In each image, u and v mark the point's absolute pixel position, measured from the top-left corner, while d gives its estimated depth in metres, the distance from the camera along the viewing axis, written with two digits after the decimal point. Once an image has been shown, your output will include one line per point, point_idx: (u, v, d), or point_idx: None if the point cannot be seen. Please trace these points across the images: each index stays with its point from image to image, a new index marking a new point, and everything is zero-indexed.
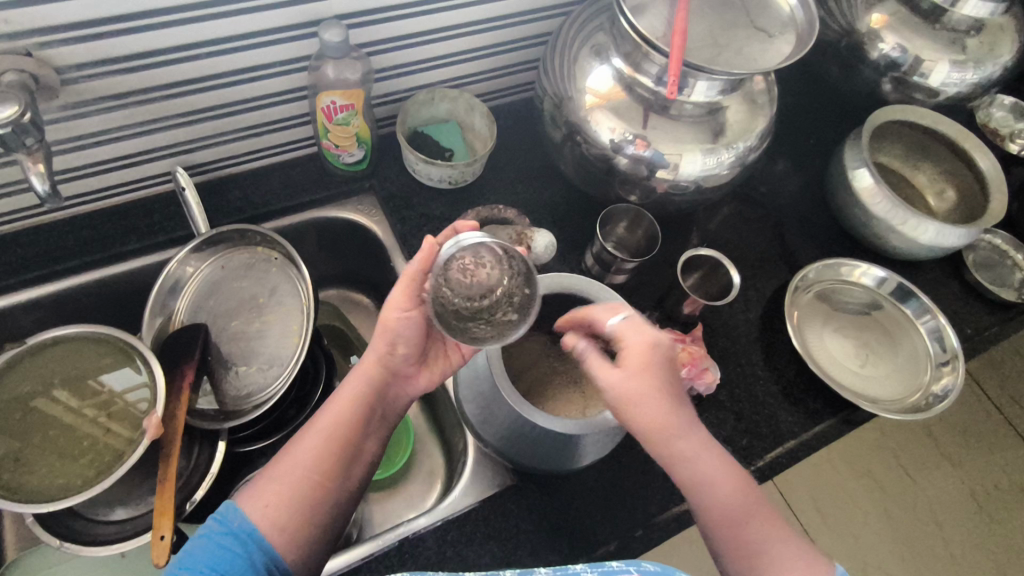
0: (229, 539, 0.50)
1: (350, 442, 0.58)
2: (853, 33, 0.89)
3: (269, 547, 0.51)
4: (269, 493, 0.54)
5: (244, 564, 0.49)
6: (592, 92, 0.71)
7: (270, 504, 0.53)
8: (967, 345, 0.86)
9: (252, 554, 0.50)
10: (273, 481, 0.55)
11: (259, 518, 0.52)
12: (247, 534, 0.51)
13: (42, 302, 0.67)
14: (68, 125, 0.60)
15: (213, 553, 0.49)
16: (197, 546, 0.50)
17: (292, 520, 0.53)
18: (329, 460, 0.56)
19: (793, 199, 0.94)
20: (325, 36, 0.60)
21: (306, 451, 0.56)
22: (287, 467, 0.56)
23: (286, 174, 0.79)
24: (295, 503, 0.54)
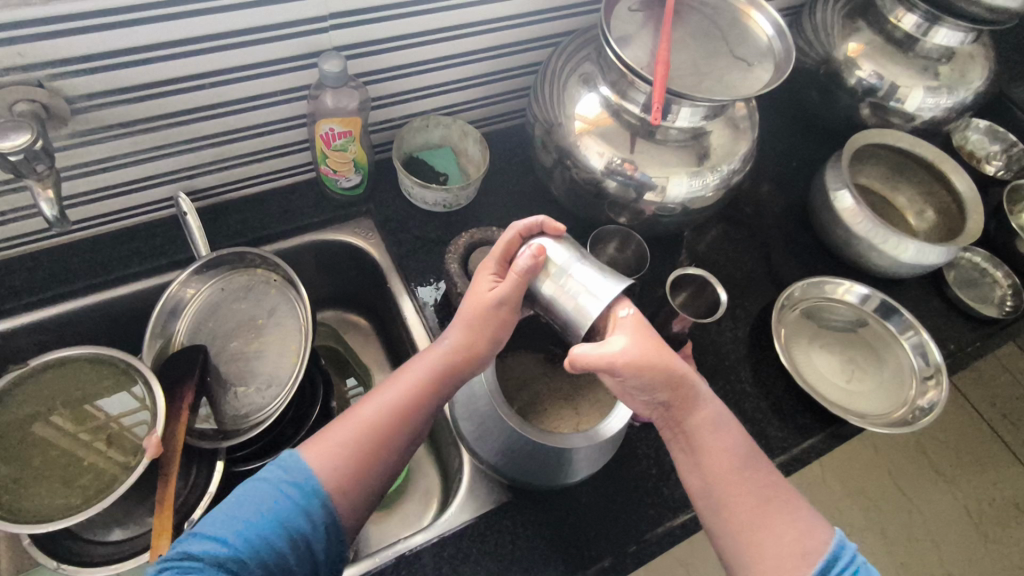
0: (293, 489, 0.52)
1: (422, 417, 0.59)
2: (831, 61, 0.93)
3: (330, 506, 0.52)
4: (335, 454, 0.54)
5: (300, 516, 0.51)
6: (580, 118, 0.74)
7: (339, 465, 0.54)
8: (951, 359, 0.88)
9: (312, 507, 0.52)
10: (335, 441, 0.55)
11: (326, 476, 0.53)
12: (307, 483, 0.52)
13: (44, 325, 0.68)
14: (76, 152, 0.62)
15: (274, 502, 0.51)
16: (258, 489, 0.51)
17: (356, 482, 0.54)
18: (396, 431, 0.57)
19: (778, 221, 0.96)
20: (325, 66, 0.63)
21: (376, 416, 0.57)
22: (356, 428, 0.56)
23: (285, 199, 0.81)
24: (358, 468, 0.54)
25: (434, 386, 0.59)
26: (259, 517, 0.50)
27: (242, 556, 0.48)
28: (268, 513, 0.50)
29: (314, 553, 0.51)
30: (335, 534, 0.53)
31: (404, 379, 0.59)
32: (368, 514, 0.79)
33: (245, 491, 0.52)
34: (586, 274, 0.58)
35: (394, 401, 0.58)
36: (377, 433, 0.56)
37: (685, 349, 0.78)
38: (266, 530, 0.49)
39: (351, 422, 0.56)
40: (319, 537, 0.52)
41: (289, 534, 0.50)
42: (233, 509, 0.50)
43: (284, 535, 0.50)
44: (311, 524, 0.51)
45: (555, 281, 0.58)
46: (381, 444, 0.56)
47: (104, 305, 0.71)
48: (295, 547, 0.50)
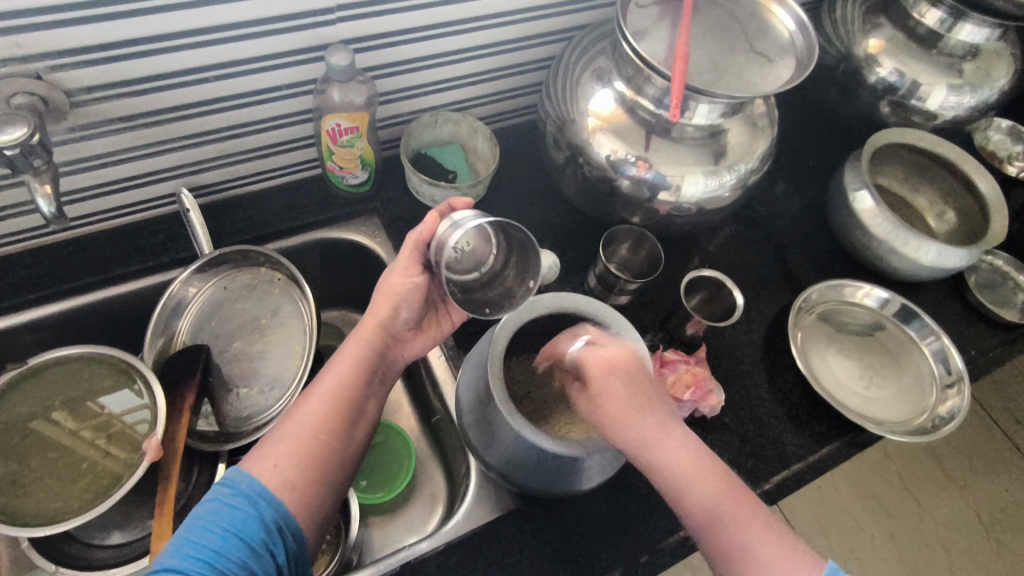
0: (238, 500, 0.50)
1: (357, 405, 0.59)
2: (851, 58, 0.91)
3: (280, 505, 0.51)
4: (280, 457, 0.54)
5: (253, 524, 0.49)
6: (594, 114, 0.72)
7: (279, 463, 0.53)
8: (972, 366, 0.85)
9: (263, 512, 0.50)
10: (277, 448, 0.54)
11: (267, 477, 0.52)
12: (250, 489, 0.51)
13: (43, 323, 0.67)
14: (76, 146, 0.61)
15: (222, 516, 0.49)
16: (207, 509, 0.49)
17: (307, 479, 0.54)
18: (340, 420, 0.57)
19: (794, 221, 0.94)
20: (332, 60, 0.61)
21: (317, 412, 0.57)
22: (294, 424, 0.56)
23: (290, 196, 0.79)
24: (301, 461, 0.54)
25: (362, 372, 0.60)
26: (212, 535, 0.48)
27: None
28: (221, 529, 0.48)
29: (277, 558, 0.50)
30: (291, 535, 0.52)
31: (337, 367, 0.60)
32: (372, 517, 0.78)
33: (194, 513, 0.50)
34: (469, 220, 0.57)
35: (323, 393, 0.58)
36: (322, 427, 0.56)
37: (699, 353, 0.76)
38: (223, 546, 0.47)
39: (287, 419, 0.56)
40: (277, 539, 0.50)
41: (248, 545, 0.48)
42: (182, 536, 0.48)
43: (245, 547, 0.48)
44: (265, 530, 0.50)
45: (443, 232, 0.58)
46: (328, 436, 0.56)
47: (105, 303, 0.69)
48: (259, 557, 0.48)
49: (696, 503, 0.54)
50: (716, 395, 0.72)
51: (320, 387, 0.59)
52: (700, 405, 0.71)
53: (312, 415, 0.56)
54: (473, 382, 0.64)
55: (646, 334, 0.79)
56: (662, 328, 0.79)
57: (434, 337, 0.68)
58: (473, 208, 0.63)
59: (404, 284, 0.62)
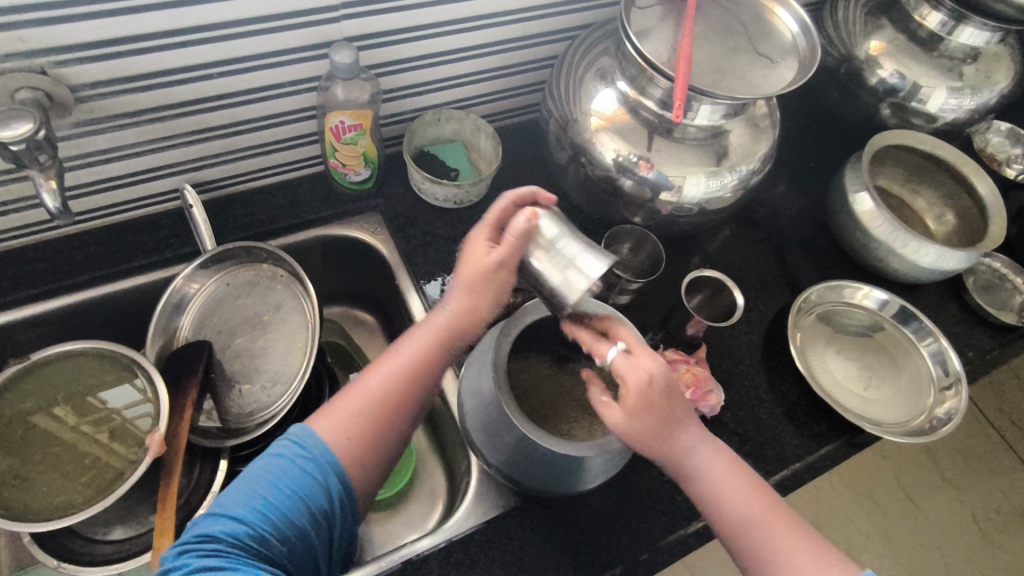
0: (307, 462, 0.50)
1: (429, 386, 0.56)
2: (852, 59, 0.91)
3: (346, 476, 0.51)
4: (339, 441, 0.52)
5: (318, 488, 0.50)
6: (597, 114, 0.72)
7: (350, 438, 0.52)
8: (969, 367, 0.86)
9: (329, 481, 0.50)
10: (337, 433, 0.52)
11: (339, 451, 0.51)
12: (323, 457, 0.51)
13: (45, 318, 0.67)
14: (79, 141, 0.60)
15: (290, 476, 0.50)
16: (277, 463, 0.50)
17: (364, 466, 0.52)
18: (400, 411, 0.55)
19: (794, 222, 0.95)
20: (337, 57, 0.61)
21: (378, 397, 0.54)
22: (365, 403, 0.54)
23: (293, 192, 0.79)
24: (372, 436, 0.53)
25: (437, 357, 0.56)
26: (276, 494, 0.49)
27: (262, 534, 0.48)
28: (286, 489, 0.49)
29: (331, 524, 0.51)
30: (351, 503, 0.52)
31: (412, 346, 0.56)
32: (373, 514, 0.78)
33: (265, 465, 0.50)
34: (575, 249, 0.53)
35: (399, 373, 0.55)
36: (382, 416, 0.54)
37: (700, 353, 0.76)
38: (285, 507, 0.49)
39: (357, 395, 0.54)
40: (337, 507, 0.51)
41: (309, 509, 0.49)
42: (251, 485, 0.49)
43: (305, 513, 0.49)
44: (328, 498, 0.50)
45: (542, 259, 0.54)
46: (386, 425, 0.54)
47: (107, 298, 0.69)
48: (317, 522, 0.50)
49: (721, 512, 0.55)
50: (716, 395, 0.72)
51: (392, 369, 0.55)
52: (700, 405, 0.71)
53: (371, 400, 0.54)
54: (475, 382, 0.64)
55: (647, 332, 0.80)
56: (663, 327, 0.80)
57: None
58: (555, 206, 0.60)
59: (497, 278, 0.55)
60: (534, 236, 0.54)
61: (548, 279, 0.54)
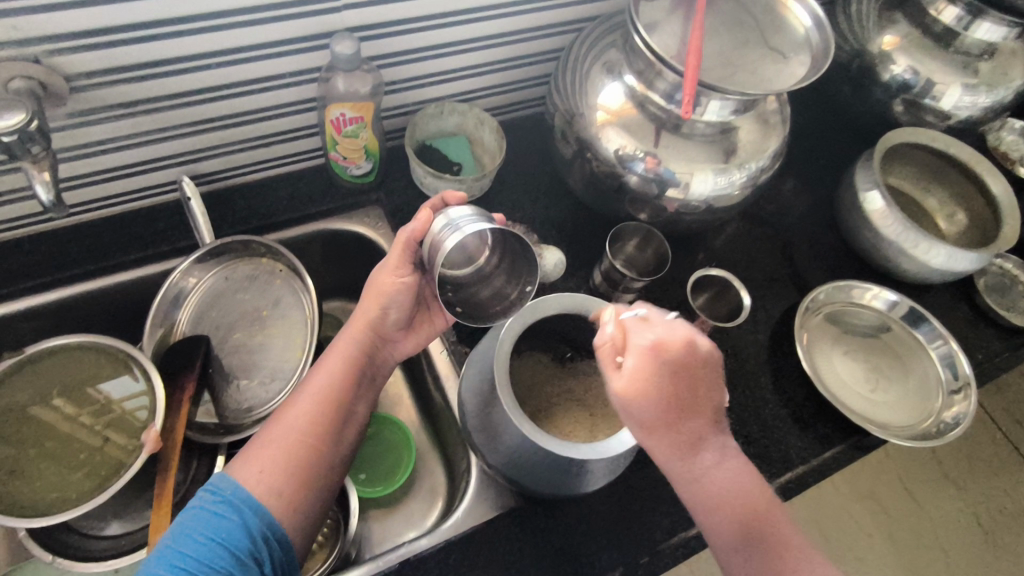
0: (221, 507, 0.50)
1: (345, 408, 0.60)
2: (864, 54, 0.89)
3: (264, 510, 0.51)
4: (267, 457, 0.54)
5: (237, 530, 0.49)
6: (603, 108, 0.70)
7: (264, 470, 0.53)
8: (978, 370, 0.84)
9: (247, 519, 0.50)
10: (265, 448, 0.55)
11: (254, 484, 0.52)
12: (234, 496, 0.51)
13: (41, 311, 0.66)
14: (75, 132, 0.59)
15: (205, 524, 0.49)
16: (190, 517, 0.50)
17: (291, 479, 0.54)
18: (324, 423, 0.58)
19: (802, 220, 0.93)
20: (337, 48, 0.60)
21: (303, 413, 0.57)
22: (280, 430, 0.56)
23: (293, 185, 0.78)
24: (291, 466, 0.54)
25: (346, 376, 0.60)
26: (194, 544, 0.48)
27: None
28: (202, 537, 0.48)
29: (262, 566, 0.49)
30: (281, 544, 0.52)
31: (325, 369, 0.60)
32: (371, 511, 0.77)
33: (179, 523, 0.50)
34: (466, 218, 0.55)
35: (309, 396, 0.58)
36: (308, 429, 0.57)
37: None
38: (205, 553, 0.47)
39: (275, 427, 0.57)
40: (264, 547, 0.50)
41: (232, 551, 0.48)
42: (168, 546, 0.49)
43: (229, 555, 0.48)
44: (251, 539, 0.49)
45: (438, 228, 0.57)
46: (313, 437, 0.56)
47: (104, 291, 0.69)
48: (245, 564, 0.48)
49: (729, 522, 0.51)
50: None
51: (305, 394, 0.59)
52: None
53: (298, 416, 0.57)
54: (476, 381, 0.63)
55: None
56: None
57: (426, 336, 0.68)
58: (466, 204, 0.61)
59: (393, 284, 0.61)
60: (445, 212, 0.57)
61: (437, 241, 0.56)
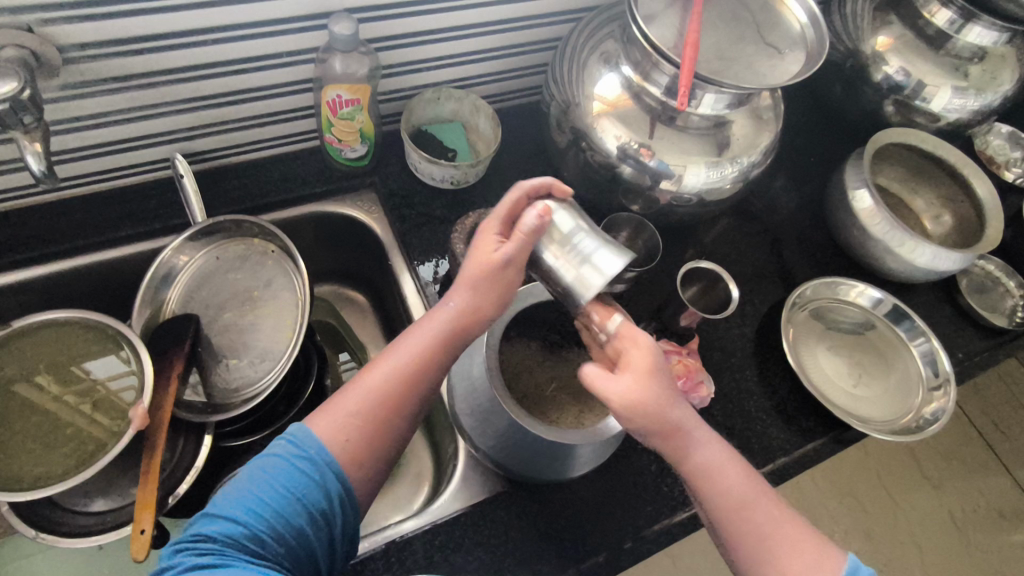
0: (301, 461, 0.49)
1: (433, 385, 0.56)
2: (859, 54, 0.90)
3: (344, 475, 0.50)
4: (349, 427, 0.51)
5: (314, 489, 0.49)
6: (599, 98, 0.71)
7: (350, 441, 0.51)
8: (958, 369, 0.86)
9: (324, 479, 0.49)
10: (346, 419, 0.51)
11: (339, 453, 0.50)
12: (318, 454, 0.49)
13: (29, 285, 0.66)
14: (67, 105, 0.59)
15: (286, 476, 0.48)
16: (271, 461, 0.49)
17: (368, 451, 0.52)
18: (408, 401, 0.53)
19: (792, 217, 0.94)
20: (336, 29, 0.60)
21: (386, 389, 0.53)
22: (365, 403, 0.53)
23: (286, 167, 0.78)
24: (374, 440, 0.52)
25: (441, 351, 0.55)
26: (272, 493, 0.47)
27: (258, 534, 0.46)
28: (280, 488, 0.48)
29: (331, 525, 0.49)
30: (351, 506, 0.51)
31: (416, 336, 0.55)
32: None
33: (261, 463, 0.49)
34: (591, 246, 0.54)
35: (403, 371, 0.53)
36: (390, 407, 0.53)
37: (692, 344, 0.76)
38: (278, 504, 0.47)
39: (359, 393, 0.53)
40: (335, 509, 0.50)
41: (304, 508, 0.48)
42: (244, 486, 0.48)
43: (304, 513, 0.48)
44: (326, 499, 0.49)
45: (564, 257, 0.54)
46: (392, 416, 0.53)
47: (94, 266, 0.68)
48: (314, 522, 0.48)
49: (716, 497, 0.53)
50: (706, 387, 0.72)
51: (392, 365, 0.54)
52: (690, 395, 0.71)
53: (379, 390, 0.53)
54: (466, 366, 0.63)
55: (641, 322, 0.79)
56: (657, 318, 0.79)
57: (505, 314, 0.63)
58: (570, 199, 0.59)
59: (510, 272, 0.56)
60: (566, 236, 0.55)
61: (568, 272, 0.54)
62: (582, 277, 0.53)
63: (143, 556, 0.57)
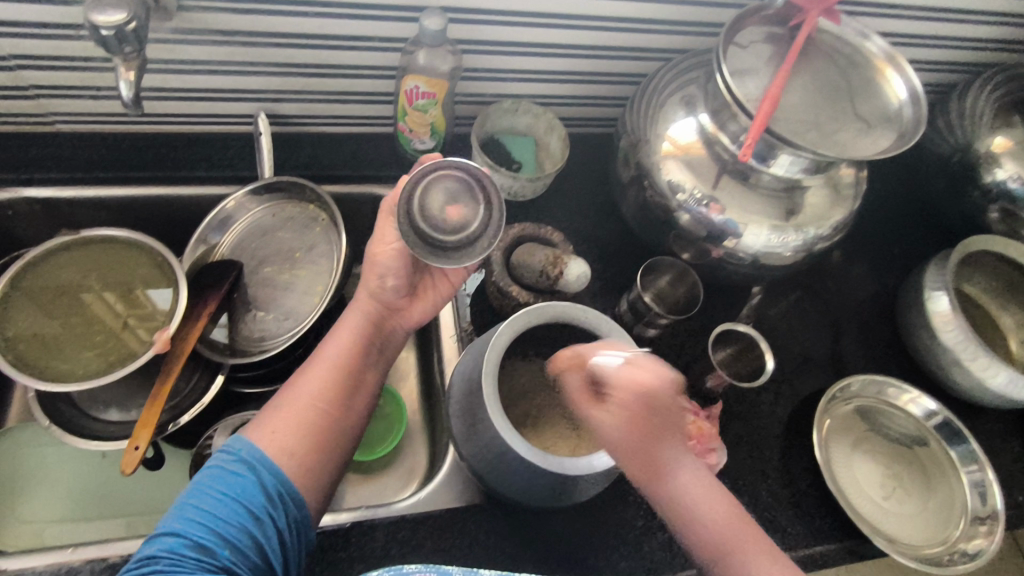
0: (234, 465, 0.51)
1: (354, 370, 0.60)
2: (969, 150, 0.83)
3: (278, 470, 0.52)
4: (279, 420, 0.55)
5: (252, 487, 0.50)
6: (670, 140, 0.69)
7: (277, 432, 0.54)
8: (1013, 513, 0.76)
9: (263, 477, 0.51)
10: (276, 413, 0.55)
11: (266, 444, 0.53)
12: (249, 457, 0.52)
13: (109, 203, 0.72)
14: (174, 48, 0.64)
15: (218, 481, 0.50)
16: (205, 475, 0.51)
17: (297, 443, 0.54)
18: (338, 387, 0.58)
19: (858, 305, 0.88)
20: (425, 22, 0.62)
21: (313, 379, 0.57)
22: (290, 397, 0.56)
23: (359, 146, 0.81)
24: (299, 431, 0.54)
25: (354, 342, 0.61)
26: (211, 499, 0.49)
27: (201, 541, 0.47)
28: (218, 495, 0.49)
29: (280, 524, 0.50)
30: (296, 505, 0.52)
31: (342, 330, 0.61)
32: (349, 475, 0.77)
33: (196, 479, 0.51)
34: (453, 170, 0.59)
35: (320, 365, 0.59)
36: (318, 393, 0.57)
37: (714, 409, 0.72)
38: (219, 509, 0.49)
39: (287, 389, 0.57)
40: (279, 505, 0.51)
41: (247, 509, 0.49)
42: (183, 501, 0.50)
43: (247, 513, 0.49)
44: (269, 499, 0.51)
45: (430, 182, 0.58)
46: (324, 404, 0.56)
47: (167, 198, 0.74)
48: (261, 522, 0.49)
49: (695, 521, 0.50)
50: (716, 457, 0.68)
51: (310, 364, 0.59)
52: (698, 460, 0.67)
53: (309, 382, 0.57)
54: (467, 368, 0.63)
55: None
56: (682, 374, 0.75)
57: (431, 303, 0.67)
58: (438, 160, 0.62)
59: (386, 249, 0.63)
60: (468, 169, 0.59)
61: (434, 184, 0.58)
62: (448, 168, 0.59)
63: (132, 471, 0.59)
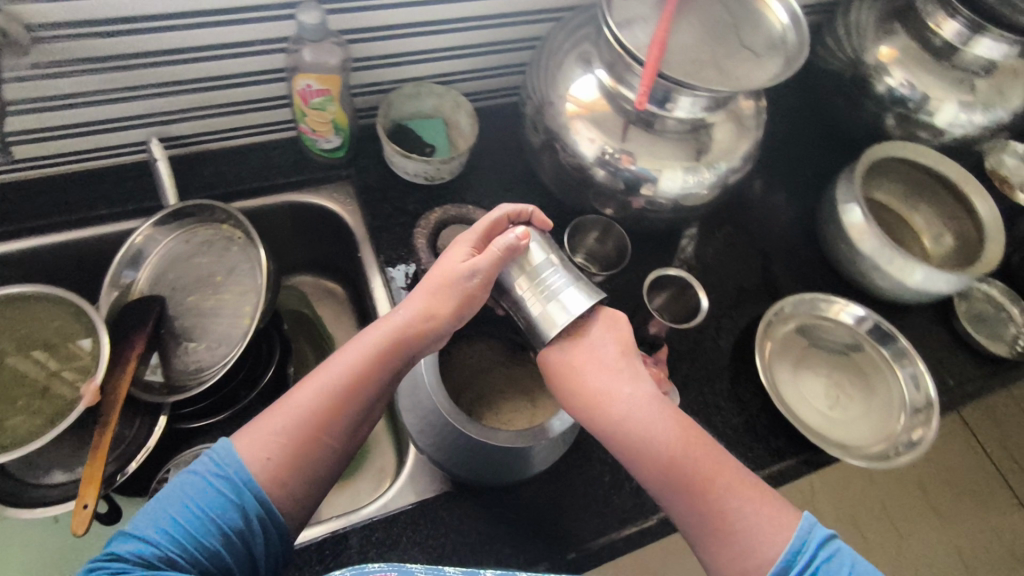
0: (218, 480, 0.49)
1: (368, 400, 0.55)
2: (859, 64, 0.86)
3: (262, 495, 0.49)
4: (274, 444, 0.51)
5: (231, 510, 0.48)
6: (573, 100, 0.69)
7: (273, 457, 0.50)
8: (947, 396, 0.82)
9: (244, 499, 0.48)
10: (273, 432, 0.51)
11: (257, 469, 0.49)
12: (237, 475, 0.49)
13: (7, 260, 0.68)
14: (40, 84, 0.60)
15: (201, 494, 0.48)
16: (189, 481, 0.49)
17: (291, 470, 0.50)
18: (345, 418, 0.53)
19: (781, 229, 0.91)
20: (303, 18, 0.60)
21: (319, 398, 0.53)
22: (293, 417, 0.52)
23: (265, 155, 0.79)
24: (294, 458, 0.51)
25: (377, 372, 0.55)
26: (187, 513, 0.47)
27: (171, 554, 0.45)
28: (196, 509, 0.47)
29: (251, 548, 0.48)
30: (274, 529, 0.50)
31: (360, 347, 0.56)
32: None
33: (179, 484, 0.49)
34: (557, 284, 0.57)
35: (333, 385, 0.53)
36: (321, 421, 0.52)
37: (660, 355, 0.74)
38: (194, 526, 0.47)
39: (289, 407, 0.52)
40: (254, 530, 0.48)
41: (221, 530, 0.47)
42: (164, 506, 0.48)
43: (219, 534, 0.47)
44: (245, 521, 0.48)
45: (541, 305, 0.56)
46: (327, 437, 0.52)
47: (69, 244, 0.70)
48: (230, 544, 0.47)
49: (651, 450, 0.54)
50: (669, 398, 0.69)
51: (323, 378, 0.54)
52: None
53: (313, 402, 0.53)
54: None
55: None
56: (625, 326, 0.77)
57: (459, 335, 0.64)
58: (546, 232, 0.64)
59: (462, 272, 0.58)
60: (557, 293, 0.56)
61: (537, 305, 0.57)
62: (548, 312, 0.56)
63: (86, 530, 0.57)
